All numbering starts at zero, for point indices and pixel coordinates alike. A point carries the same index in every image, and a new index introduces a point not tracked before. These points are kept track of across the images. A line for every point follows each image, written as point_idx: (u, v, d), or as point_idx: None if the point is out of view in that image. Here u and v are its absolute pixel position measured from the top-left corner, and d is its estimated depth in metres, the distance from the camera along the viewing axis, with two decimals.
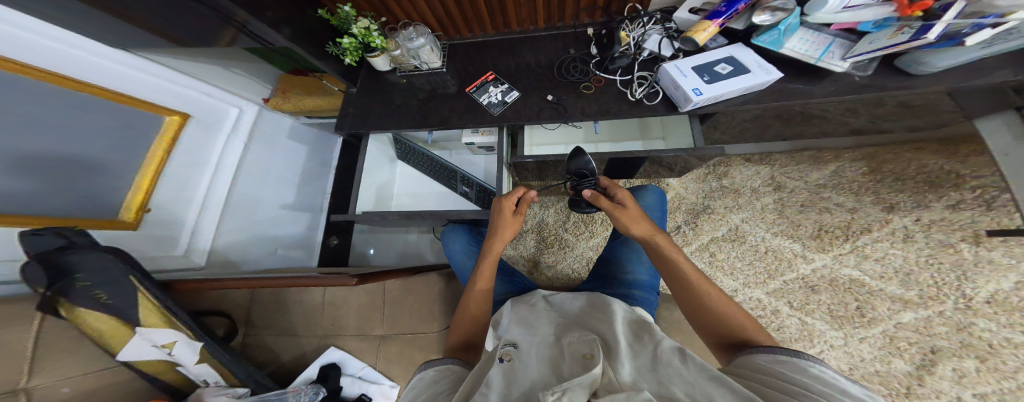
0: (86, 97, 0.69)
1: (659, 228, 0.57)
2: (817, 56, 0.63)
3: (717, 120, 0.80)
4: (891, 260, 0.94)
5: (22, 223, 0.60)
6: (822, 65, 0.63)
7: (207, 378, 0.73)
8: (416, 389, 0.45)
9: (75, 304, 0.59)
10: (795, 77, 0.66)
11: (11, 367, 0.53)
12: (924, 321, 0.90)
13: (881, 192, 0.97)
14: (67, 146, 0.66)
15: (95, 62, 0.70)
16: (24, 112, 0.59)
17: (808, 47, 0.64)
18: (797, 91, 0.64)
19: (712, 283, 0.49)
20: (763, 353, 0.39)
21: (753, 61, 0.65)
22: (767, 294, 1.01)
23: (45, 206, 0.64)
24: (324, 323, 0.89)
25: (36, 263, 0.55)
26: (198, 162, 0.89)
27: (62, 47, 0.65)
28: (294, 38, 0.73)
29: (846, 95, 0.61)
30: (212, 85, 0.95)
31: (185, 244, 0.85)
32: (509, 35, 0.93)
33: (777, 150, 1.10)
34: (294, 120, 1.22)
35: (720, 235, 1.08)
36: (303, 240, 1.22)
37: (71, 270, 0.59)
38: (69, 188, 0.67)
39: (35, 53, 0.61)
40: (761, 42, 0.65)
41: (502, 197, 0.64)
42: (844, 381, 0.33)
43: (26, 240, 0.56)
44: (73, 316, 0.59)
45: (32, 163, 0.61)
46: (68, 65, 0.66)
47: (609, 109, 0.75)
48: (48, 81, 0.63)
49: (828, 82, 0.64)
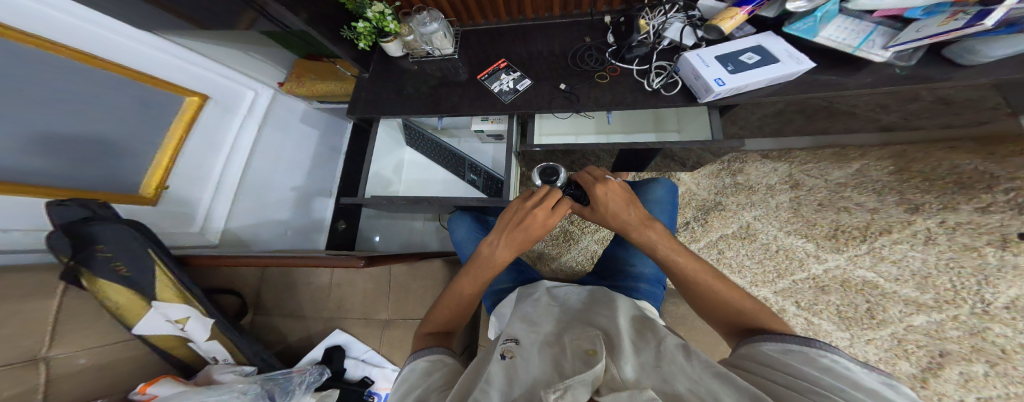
0: (115, 78, 0.70)
1: (650, 220, 0.52)
2: (855, 44, 0.60)
3: (737, 113, 0.78)
4: (908, 263, 0.92)
5: (49, 194, 0.61)
6: (860, 55, 0.61)
7: (216, 355, 0.74)
8: (408, 382, 0.43)
9: (96, 275, 0.60)
10: (826, 69, 0.64)
11: (32, 335, 0.55)
12: (936, 324, 0.89)
13: (904, 192, 0.94)
14: (96, 124, 0.67)
15: (119, 41, 0.70)
16: (54, 87, 0.60)
17: (846, 35, 0.61)
18: (824, 85, 0.62)
19: (718, 275, 0.48)
20: (772, 343, 0.39)
21: (781, 50, 0.63)
22: (775, 292, 1.01)
23: (73, 179, 0.65)
24: (331, 305, 0.91)
25: (61, 232, 0.57)
26: (217, 144, 0.90)
27: (89, 26, 0.65)
28: (312, 21, 0.73)
29: (879, 88, 0.59)
30: (230, 67, 0.96)
31: (200, 222, 0.86)
32: (524, 23, 0.91)
33: (797, 147, 1.07)
34: (307, 104, 1.22)
35: (730, 232, 1.07)
36: (313, 222, 1.24)
37: (94, 240, 0.60)
38: (96, 164, 0.68)
39: (66, 32, 0.62)
40: (794, 30, 0.63)
41: (526, 200, 0.52)
42: (858, 371, 0.32)
43: (52, 211, 0.58)
44: (92, 287, 0.60)
45: (62, 140, 0.62)
46: (96, 44, 0.67)
47: (624, 100, 0.74)
48: (76, 59, 0.64)
49: (863, 74, 0.61)
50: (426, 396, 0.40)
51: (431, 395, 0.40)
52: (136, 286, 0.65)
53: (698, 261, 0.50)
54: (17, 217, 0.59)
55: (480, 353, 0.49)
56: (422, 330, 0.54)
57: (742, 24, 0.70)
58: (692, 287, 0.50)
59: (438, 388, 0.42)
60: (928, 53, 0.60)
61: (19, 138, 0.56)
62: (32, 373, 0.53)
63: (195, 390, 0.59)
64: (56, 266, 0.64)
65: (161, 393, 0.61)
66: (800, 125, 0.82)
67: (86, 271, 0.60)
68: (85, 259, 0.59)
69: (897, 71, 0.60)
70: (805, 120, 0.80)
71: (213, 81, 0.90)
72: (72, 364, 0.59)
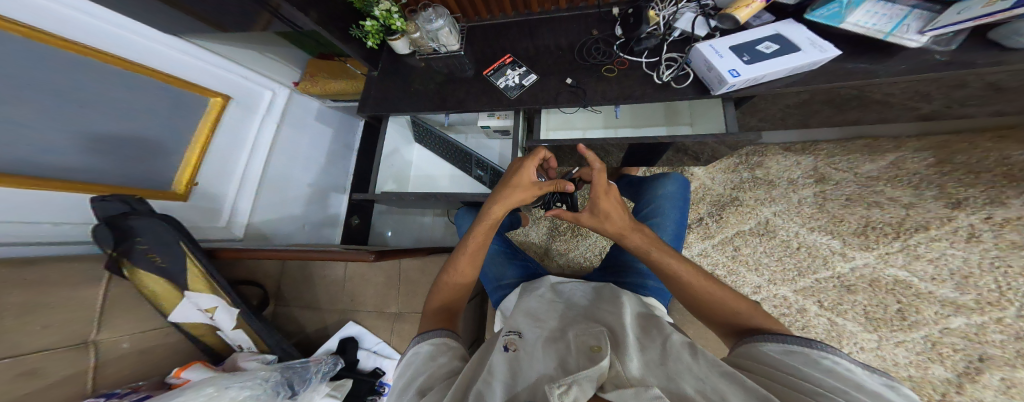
0: (147, 81, 0.74)
1: (636, 224, 0.53)
2: (886, 30, 0.56)
3: (755, 105, 0.74)
4: (946, 262, 0.86)
5: (91, 190, 0.66)
6: (893, 42, 0.56)
7: (241, 343, 0.79)
8: (412, 365, 0.44)
9: (135, 265, 0.65)
10: (855, 56, 0.59)
11: (81, 321, 0.60)
12: (975, 327, 0.83)
13: (946, 186, 0.87)
14: (128, 123, 0.71)
15: (150, 46, 0.74)
16: (90, 91, 0.65)
17: (877, 20, 0.57)
18: (855, 72, 0.57)
19: (707, 277, 0.48)
20: (773, 343, 0.37)
21: (804, 38, 0.59)
22: (795, 292, 0.97)
23: (110, 177, 0.70)
24: (345, 298, 0.94)
25: (103, 225, 0.61)
26: (239, 142, 0.94)
27: (122, 32, 0.69)
28: (322, 21, 0.74)
29: (918, 73, 0.54)
30: (250, 69, 0.99)
31: (226, 217, 0.91)
32: (529, 17, 0.89)
33: (823, 138, 1.00)
34: (321, 103, 1.24)
35: (748, 229, 1.03)
36: (328, 217, 1.28)
37: (133, 234, 0.64)
38: (132, 163, 0.73)
39: (102, 39, 0.66)
40: (817, 17, 0.60)
41: (522, 166, 0.57)
42: (860, 372, 0.32)
43: (99, 206, 0.62)
44: (132, 276, 0.65)
45: (98, 140, 0.67)
46: (128, 50, 0.71)
47: (633, 93, 0.71)
48: (112, 63, 0.68)
49: (897, 61, 0.56)
50: (428, 385, 0.41)
51: (434, 386, 0.40)
52: (169, 276, 0.69)
53: (689, 264, 0.50)
54: (64, 209, 0.64)
55: (482, 344, 0.50)
56: (427, 309, 0.54)
57: (759, 12, 0.66)
58: (685, 290, 0.49)
59: (441, 377, 0.42)
60: (975, 35, 0.54)
61: (64, 137, 0.62)
62: (81, 355, 0.58)
63: (222, 376, 0.63)
64: (100, 256, 0.69)
65: (194, 378, 0.65)
66: (828, 115, 0.77)
67: (127, 262, 0.65)
68: (126, 250, 0.64)
69: (936, 57, 0.54)
70: (834, 110, 0.74)
71: (234, 82, 0.93)
72: (117, 348, 0.64)
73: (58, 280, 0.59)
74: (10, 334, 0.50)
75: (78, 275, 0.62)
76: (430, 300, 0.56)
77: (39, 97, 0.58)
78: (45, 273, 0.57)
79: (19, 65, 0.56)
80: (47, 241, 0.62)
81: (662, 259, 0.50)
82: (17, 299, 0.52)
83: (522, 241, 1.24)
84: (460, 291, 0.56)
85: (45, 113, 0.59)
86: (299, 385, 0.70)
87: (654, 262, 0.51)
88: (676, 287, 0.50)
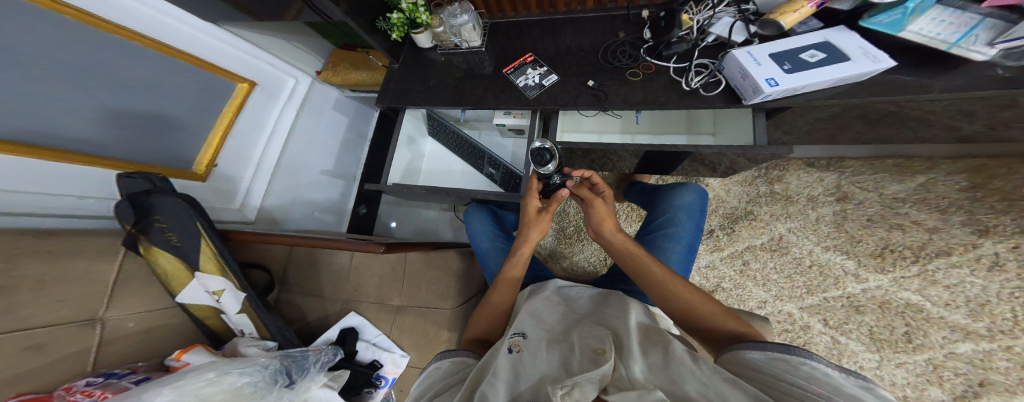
0: (179, 64, 0.75)
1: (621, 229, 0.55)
2: (952, 40, 0.53)
3: (783, 117, 0.72)
4: (964, 289, 0.84)
5: (118, 167, 0.66)
6: (957, 53, 0.53)
7: (244, 328, 0.76)
8: (432, 379, 0.44)
9: (152, 244, 0.65)
10: (907, 68, 0.57)
11: (92, 297, 0.59)
12: (983, 354, 0.81)
13: (976, 212, 0.84)
14: (155, 104, 0.71)
15: (186, 31, 0.74)
16: (122, 71, 0.65)
17: (943, 30, 0.54)
18: (904, 84, 0.55)
19: (682, 279, 0.48)
20: (755, 351, 0.35)
21: (856, 47, 0.57)
22: (801, 309, 0.95)
23: (137, 155, 0.70)
24: (348, 288, 0.92)
25: (126, 201, 0.62)
26: (259, 127, 0.93)
27: (160, 17, 0.69)
28: (350, 13, 0.74)
29: (978, 90, 0.51)
30: (277, 57, 0.99)
31: (240, 199, 0.90)
32: (554, 16, 0.88)
33: (851, 155, 0.97)
34: (340, 92, 1.23)
35: (759, 244, 1.01)
36: (337, 205, 1.25)
37: (152, 212, 0.65)
38: (156, 142, 0.72)
39: (143, 23, 0.67)
40: (878, 23, 0.57)
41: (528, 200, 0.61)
42: (838, 376, 0.29)
43: (123, 182, 0.63)
44: (149, 254, 0.65)
45: (126, 118, 0.67)
46: (165, 34, 0.71)
47: (657, 99, 0.70)
48: (149, 46, 0.69)
49: (956, 75, 0.54)
50: (442, 391, 0.42)
51: (448, 392, 0.41)
52: (183, 255, 0.68)
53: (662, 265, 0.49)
54: (90, 184, 0.64)
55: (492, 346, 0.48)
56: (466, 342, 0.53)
57: (808, 18, 0.65)
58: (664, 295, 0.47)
59: (451, 391, 0.41)
60: None
61: (92, 114, 0.62)
62: (87, 331, 0.57)
63: (224, 361, 0.62)
64: (115, 230, 0.68)
65: (195, 361, 0.64)
66: (860, 130, 0.75)
67: (145, 239, 0.65)
68: (145, 228, 0.64)
69: (1000, 72, 0.52)
70: (867, 125, 0.72)
71: (261, 69, 0.93)
72: (122, 327, 0.62)
73: (76, 252, 0.58)
74: (18, 306, 0.49)
75: (97, 249, 0.62)
76: (468, 334, 0.55)
77: (72, 74, 0.58)
78: (65, 245, 0.57)
79: (49, 41, 0.55)
80: (71, 214, 0.62)
81: (640, 258, 0.51)
82: (35, 269, 0.52)
83: None
84: (494, 314, 0.55)
85: (76, 89, 0.59)
86: (295, 374, 0.69)
87: (632, 264, 0.51)
88: (653, 291, 0.48)
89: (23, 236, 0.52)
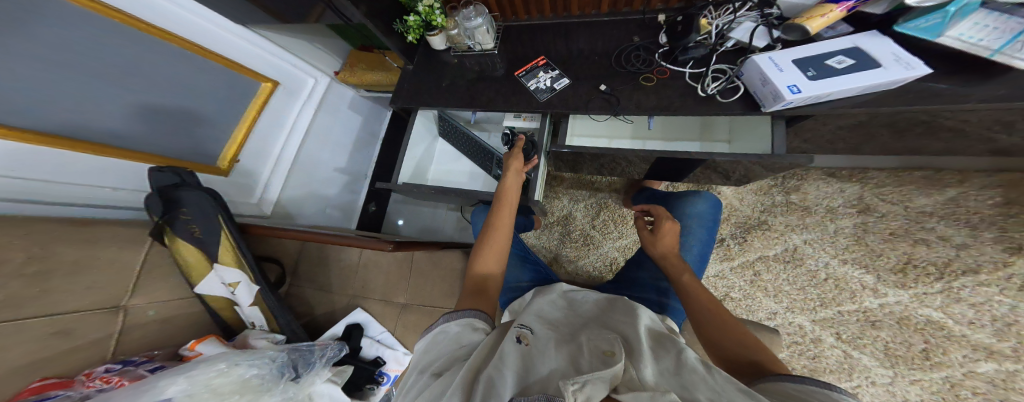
0: (208, 63, 0.77)
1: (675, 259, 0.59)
2: (994, 47, 0.50)
3: (803, 125, 0.70)
4: (991, 309, 0.80)
5: (147, 160, 0.69)
6: (1001, 60, 0.50)
7: (255, 320, 0.78)
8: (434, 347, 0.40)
9: (176, 235, 0.68)
10: (942, 77, 0.55)
11: (118, 285, 0.61)
12: (1006, 374, 0.77)
13: (1011, 229, 0.80)
14: (182, 99, 0.73)
15: (215, 32, 0.77)
16: (152, 67, 0.68)
17: (986, 35, 0.51)
18: (939, 92, 0.53)
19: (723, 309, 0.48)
20: (792, 382, 0.34)
21: (888, 53, 0.55)
22: (812, 321, 0.92)
23: (165, 148, 0.72)
24: (357, 284, 0.92)
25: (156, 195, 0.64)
26: (279, 125, 0.96)
27: (193, 19, 0.72)
28: (369, 15, 0.75)
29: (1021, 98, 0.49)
30: (300, 58, 1.01)
31: (257, 194, 0.92)
32: (569, 20, 0.88)
33: (875, 166, 0.93)
34: (355, 91, 1.24)
35: (772, 254, 0.98)
36: (348, 203, 1.26)
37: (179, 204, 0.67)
38: (182, 137, 0.75)
39: (177, 23, 0.70)
40: (911, 29, 0.55)
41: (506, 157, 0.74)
42: None
43: (153, 176, 0.66)
44: (172, 244, 0.68)
45: (153, 112, 0.69)
46: (197, 35, 0.74)
47: (671, 104, 0.69)
48: (181, 46, 0.71)
49: (997, 83, 0.51)
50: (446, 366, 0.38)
51: (454, 366, 0.37)
52: (204, 247, 0.70)
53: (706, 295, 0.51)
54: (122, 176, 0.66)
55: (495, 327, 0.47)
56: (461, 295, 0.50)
57: (837, 22, 0.63)
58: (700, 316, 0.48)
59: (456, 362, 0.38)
60: None
61: (121, 107, 0.64)
62: (111, 317, 0.59)
63: (234, 352, 0.63)
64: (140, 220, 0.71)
65: (207, 352, 0.66)
66: (885, 140, 0.72)
67: (169, 230, 0.67)
68: (171, 220, 0.67)
69: None
70: (894, 135, 0.69)
71: (284, 69, 0.96)
72: (144, 314, 0.65)
73: (105, 241, 0.61)
74: (51, 291, 0.52)
75: (125, 239, 0.64)
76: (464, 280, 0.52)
77: (104, 70, 0.60)
78: (97, 234, 0.60)
79: (82, 36, 0.57)
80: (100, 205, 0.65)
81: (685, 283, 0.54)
82: (68, 256, 0.55)
83: (532, 244, 1.23)
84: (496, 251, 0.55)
85: (106, 83, 0.61)
86: (301, 368, 0.70)
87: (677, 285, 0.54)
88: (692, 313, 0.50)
89: (60, 224, 0.55)
